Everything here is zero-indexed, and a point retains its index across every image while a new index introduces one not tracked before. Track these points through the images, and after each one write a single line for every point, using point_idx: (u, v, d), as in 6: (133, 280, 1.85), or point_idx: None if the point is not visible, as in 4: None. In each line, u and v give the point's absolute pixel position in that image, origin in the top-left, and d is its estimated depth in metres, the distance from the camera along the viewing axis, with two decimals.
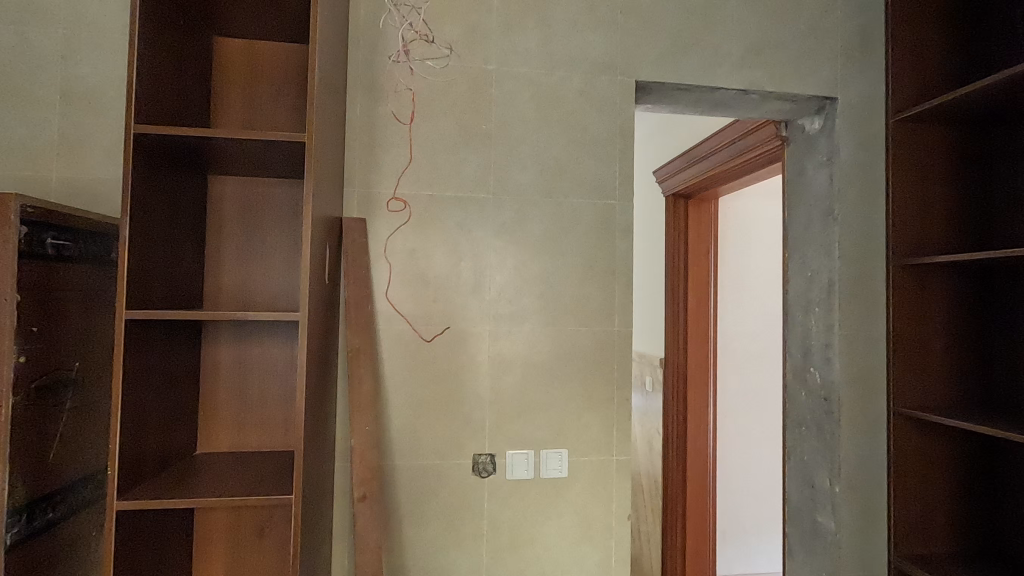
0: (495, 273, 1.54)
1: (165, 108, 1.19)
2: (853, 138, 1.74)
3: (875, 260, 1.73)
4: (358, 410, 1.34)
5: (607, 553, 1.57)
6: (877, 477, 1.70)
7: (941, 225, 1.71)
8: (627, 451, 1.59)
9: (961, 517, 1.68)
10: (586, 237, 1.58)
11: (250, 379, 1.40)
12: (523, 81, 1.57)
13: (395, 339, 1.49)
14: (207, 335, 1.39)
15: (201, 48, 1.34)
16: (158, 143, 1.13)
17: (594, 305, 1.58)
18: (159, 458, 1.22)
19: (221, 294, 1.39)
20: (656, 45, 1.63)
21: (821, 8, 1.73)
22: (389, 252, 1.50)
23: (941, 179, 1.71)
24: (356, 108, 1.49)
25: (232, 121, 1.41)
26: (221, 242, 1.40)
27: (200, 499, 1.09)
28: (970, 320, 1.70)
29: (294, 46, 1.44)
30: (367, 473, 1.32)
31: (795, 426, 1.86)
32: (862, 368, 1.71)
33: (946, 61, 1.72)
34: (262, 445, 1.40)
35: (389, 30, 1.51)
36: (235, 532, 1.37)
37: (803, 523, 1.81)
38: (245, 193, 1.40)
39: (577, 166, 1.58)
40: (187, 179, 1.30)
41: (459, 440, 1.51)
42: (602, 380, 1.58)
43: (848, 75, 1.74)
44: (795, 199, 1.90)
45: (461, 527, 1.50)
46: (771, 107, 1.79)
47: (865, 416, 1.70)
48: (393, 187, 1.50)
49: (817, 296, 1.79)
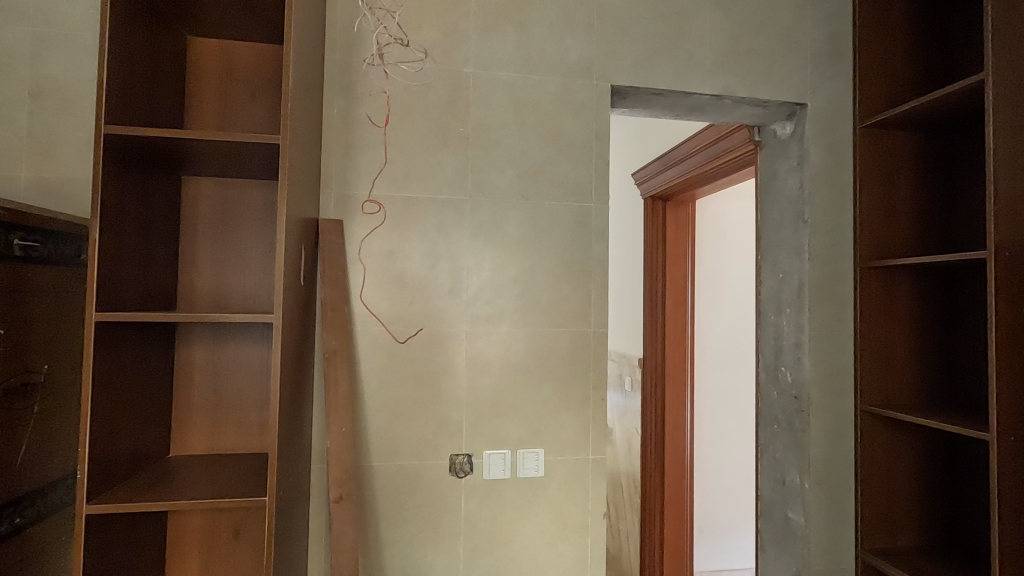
0: (472, 275, 1.55)
1: (137, 108, 1.18)
2: (823, 143, 1.78)
3: (843, 261, 1.77)
4: (334, 412, 1.34)
5: (584, 552, 1.59)
6: (845, 473, 1.74)
7: (906, 227, 1.76)
8: (603, 450, 1.61)
9: (926, 511, 1.73)
10: (562, 239, 1.60)
11: (225, 380, 1.39)
12: (499, 85, 1.58)
13: (372, 340, 1.49)
14: (181, 336, 1.38)
15: (174, 48, 1.33)
16: (130, 143, 1.12)
17: (570, 307, 1.60)
18: (130, 460, 1.21)
19: (195, 295, 1.38)
20: (630, 51, 1.66)
21: (791, 17, 1.77)
22: (365, 254, 1.50)
23: (907, 185, 1.77)
24: (332, 111, 1.49)
25: (205, 123, 1.40)
26: (195, 242, 1.39)
27: (172, 501, 1.08)
28: (935, 321, 1.76)
29: (268, 48, 1.43)
30: (343, 474, 1.32)
31: (767, 424, 1.90)
32: (831, 367, 1.75)
33: (912, 69, 1.78)
34: (236, 448, 1.39)
35: (364, 33, 1.51)
36: (210, 533, 1.36)
37: (774, 518, 1.85)
38: (219, 194, 1.40)
39: (554, 169, 1.60)
40: (160, 179, 1.29)
41: (436, 441, 1.52)
42: (578, 380, 1.60)
43: (817, 82, 1.78)
44: (768, 201, 1.94)
45: (438, 526, 1.51)
46: (744, 112, 1.83)
47: (834, 414, 1.75)
48: (368, 189, 1.51)
49: (788, 297, 1.83)
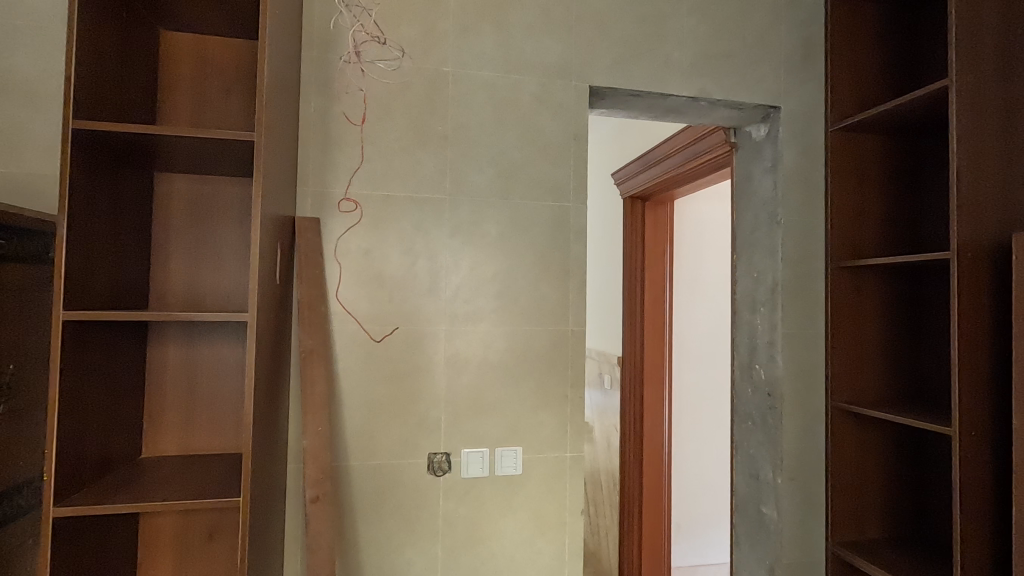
0: (451, 274, 1.55)
1: (107, 104, 1.16)
2: (796, 144, 1.82)
3: (816, 261, 1.81)
4: (311, 411, 1.33)
5: (562, 548, 1.60)
6: (817, 469, 1.78)
7: (876, 228, 1.81)
8: (581, 448, 1.62)
9: (894, 505, 1.78)
10: (541, 239, 1.61)
11: (199, 379, 1.37)
12: (478, 84, 1.58)
13: (348, 339, 1.49)
14: (153, 335, 1.35)
15: (146, 42, 1.31)
16: (99, 139, 1.10)
17: (549, 305, 1.61)
18: (100, 461, 1.19)
19: (168, 294, 1.36)
20: (608, 52, 1.67)
21: (766, 20, 1.80)
22: (343, 252, 1.49)
23: (877, 187, 1.81)
24: (309, 108, 1.48)
25: (178, 119, 1.38)
26: (168, 240, 1.37)
27: (143, 503, 1.06)
28: (904, 320, 1.81)
29: (244, 44, 1.41)
30: (320, 474, 1.31)
31: (742, 420, 1.94)
32: (804, 365, 1.79)
33: (881, 74, 1.82)
34: (210, 449, 1.37)
35: (341, 30, 1.50)
36: (183, 535, 1.34)
37: (748, 513, 1.89)
38: (193, 191, 1.38)
39: (532, 168, 1.61)
40: (130, 176, 1.27)
41: (414, 440, 1.52)
42: (556, 378, 1.61)
43: (790, 85, 1.81)
44: (743, 201, 1.98)
45: (417, 525, 1.51)
46: (720, 114, 1.86)
47: (806, 410, 1.79)
48: (345, 187, 1.50)
49: (762, 296, 1.86)
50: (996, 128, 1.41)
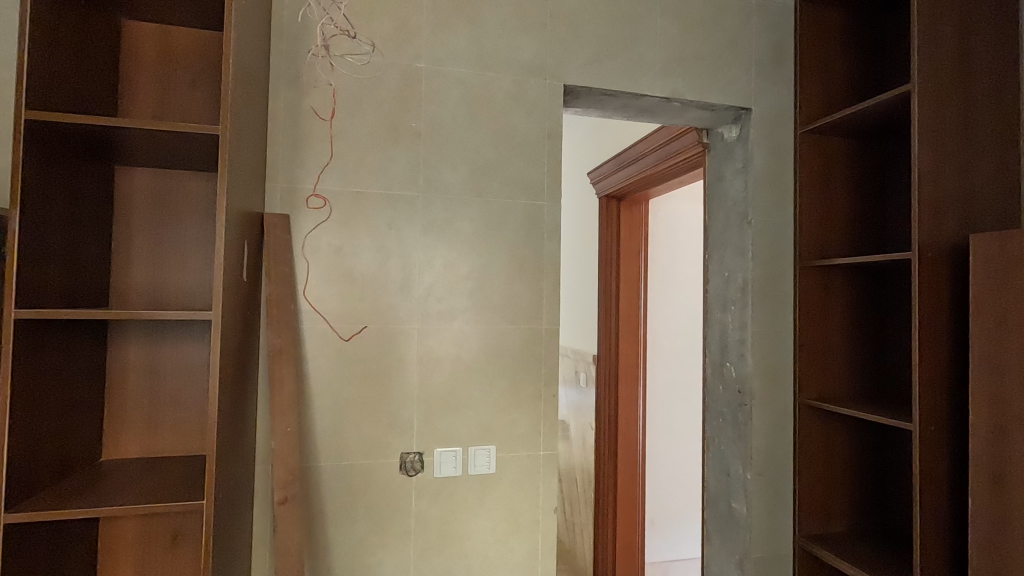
0: (424, 271, 1.54)
1: (64, 94, 1.12)
2: (766, 146, 1.84)
3: (784, 261, 1.84)
4: (279, 411, 1.30)
5: (534, 546, 1.61)
6: (784, 465, 1.81)
7: (842, 228, 1.85)
8: (554, 446, 1.63)
9: (857, 498, 1.82)
10: (514, 237, 1.61)
11: (162, 379, 1.33)
12: (452, 80, 1.57)
13: (318, 338, 1.46)
14: (114, 335, 1.31)
15: (106, 31, 1.27)
16: (54, 130, 1.06)
17: (522, 304, 1.61)
18: (57, 465, 1.14)
19: (129, 292, 1.32)
20: (583, 51, 1.68)
21: (738, 23, 1.83)
22: (312, 249, 1.46)
23: (844, 189, 1.85)
24: (277, 102, 1.46)
25: (140, 111, 1.33)
26: (130, 236, 1.32)
27: (101, 508, 1.03)
28: (868, 319, 1.86)
29: (208, 35, 1.38)
30: (288, 476, 1.29)
31: (713, 417, 1.97)
32: (772, 363, 1.82)
33: (847, 77, 1.87)
34: (174, 451, 1.34)
35: (310, 23, 1.48)
36: (145, 540, 1.30)
37: (719, 508, 1.92)
38: (156, 186, 1.34)
39: (506, 166, 1.61)
40: (88, 169, 1.22)
41: (385, 440, 1.50)
42: (530, 377, 1.61)
43: (761, 87, 1.84)
44: (715, 202, 2.01)
45: (388, 526, 1.50)
46: (692, 114, 1.88)
47: (774, 407, 1.82)
48: (314, 183, 1.47)
49: (733, 295, 1.90)
50: (955, 132, 1.45)
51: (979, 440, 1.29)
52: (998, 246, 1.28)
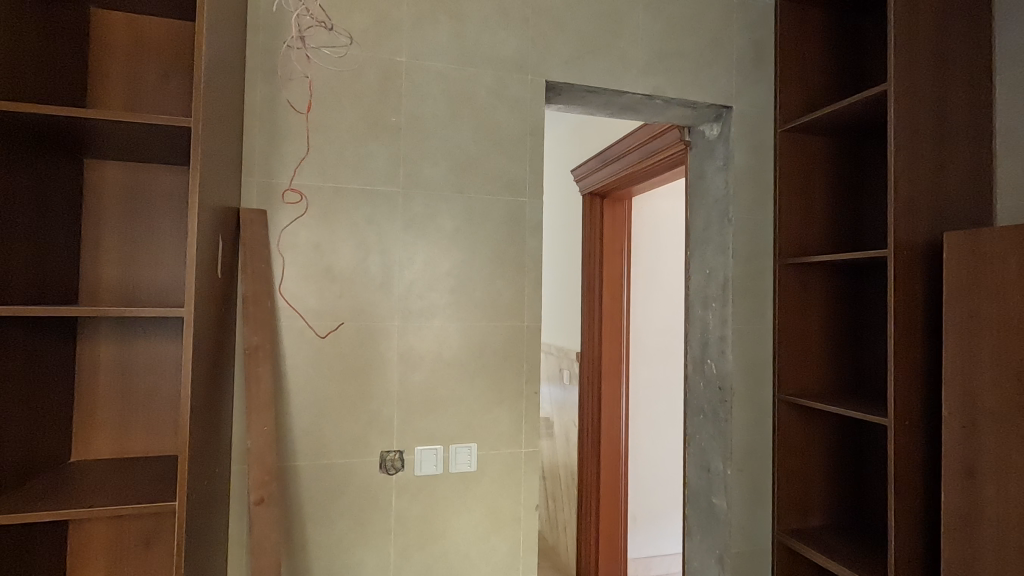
0: (404, 269, 1.52)
1: (28, 83, 1.08)
2: (746, 143, 1.85)
3: (764, 258, 1.86)
4: (256, 410, 1.28)
5: (515, 543, 1.60)
6: (763, 460, 1.83)
7: (820, 225, 1.87)
8: (536, 443, 1.63)
9: (835, 492, 1.85)
10: (496, 234, 1.60)
11: (134, 378, 1.30)
12: (432, 75, 1.56)
13: (295, 336, 1.44)
14: (84, 331, 1.28)
15: (73, 19, 1.23)
16: (14, 120, 1.02)
17: (504, 301, 1.60)
18: (22, 467, 1.11)
19: (99, 289, 1.28)
20: (565, 47, 1.67)
21: (719, 21, 1.83)
22: (289, 245, 1.44)
23: (822, 187, 1.87)
24: (253, 96, 1.43)
25: (110, 102, 1.30)
26: (100, 231, 1.29)
27: (67, 510, 1.00)
28: (846, 315, 1.88)
29: (181, 25, 1.34)
30: (265, 475, 1.27)
31: (694, 414, 1.98)
32: (752, 359, 1.84)
33: (826, 76, 1.88)
34: (147, 451, 1.31)
35: (286, 14, 1.45)
36: (117, 541, 1.27)
37: (700, 504, 1.94)
38: (127, 180, 1.30)
39: (488, 162, 1.60)
40: (55, 162, 1.19)
41: (365, 439, 1.48)
42: (512, 374, 1.61)
43: (741, 85, 1.85)
44: (696, 200, 2.02)
45: (369, 525, 1.48)
46: (674, 111, 1.88)
47: (754, 403, 1.83)
48: (290, 177, 1.45)
49: (714, 292, 1.91)
50: (930, 132, 1.47)
51: (952, 434, 1.31)
52: (971, 243, 1.29)
